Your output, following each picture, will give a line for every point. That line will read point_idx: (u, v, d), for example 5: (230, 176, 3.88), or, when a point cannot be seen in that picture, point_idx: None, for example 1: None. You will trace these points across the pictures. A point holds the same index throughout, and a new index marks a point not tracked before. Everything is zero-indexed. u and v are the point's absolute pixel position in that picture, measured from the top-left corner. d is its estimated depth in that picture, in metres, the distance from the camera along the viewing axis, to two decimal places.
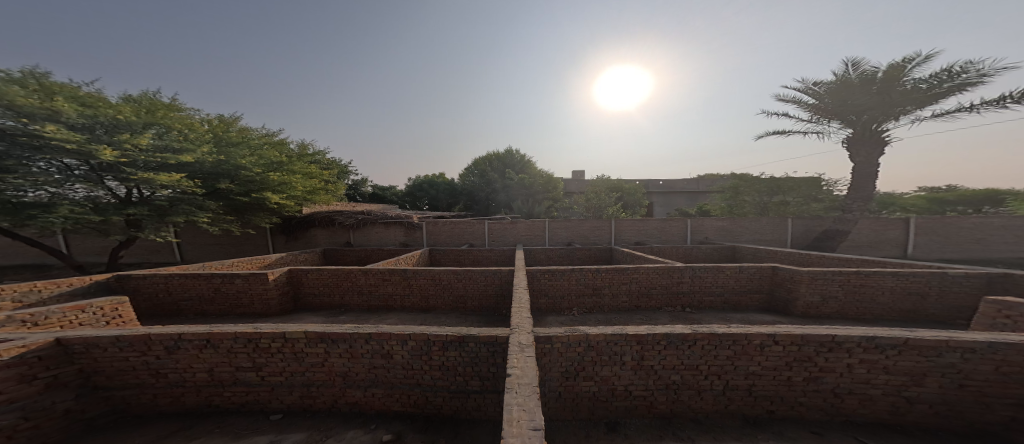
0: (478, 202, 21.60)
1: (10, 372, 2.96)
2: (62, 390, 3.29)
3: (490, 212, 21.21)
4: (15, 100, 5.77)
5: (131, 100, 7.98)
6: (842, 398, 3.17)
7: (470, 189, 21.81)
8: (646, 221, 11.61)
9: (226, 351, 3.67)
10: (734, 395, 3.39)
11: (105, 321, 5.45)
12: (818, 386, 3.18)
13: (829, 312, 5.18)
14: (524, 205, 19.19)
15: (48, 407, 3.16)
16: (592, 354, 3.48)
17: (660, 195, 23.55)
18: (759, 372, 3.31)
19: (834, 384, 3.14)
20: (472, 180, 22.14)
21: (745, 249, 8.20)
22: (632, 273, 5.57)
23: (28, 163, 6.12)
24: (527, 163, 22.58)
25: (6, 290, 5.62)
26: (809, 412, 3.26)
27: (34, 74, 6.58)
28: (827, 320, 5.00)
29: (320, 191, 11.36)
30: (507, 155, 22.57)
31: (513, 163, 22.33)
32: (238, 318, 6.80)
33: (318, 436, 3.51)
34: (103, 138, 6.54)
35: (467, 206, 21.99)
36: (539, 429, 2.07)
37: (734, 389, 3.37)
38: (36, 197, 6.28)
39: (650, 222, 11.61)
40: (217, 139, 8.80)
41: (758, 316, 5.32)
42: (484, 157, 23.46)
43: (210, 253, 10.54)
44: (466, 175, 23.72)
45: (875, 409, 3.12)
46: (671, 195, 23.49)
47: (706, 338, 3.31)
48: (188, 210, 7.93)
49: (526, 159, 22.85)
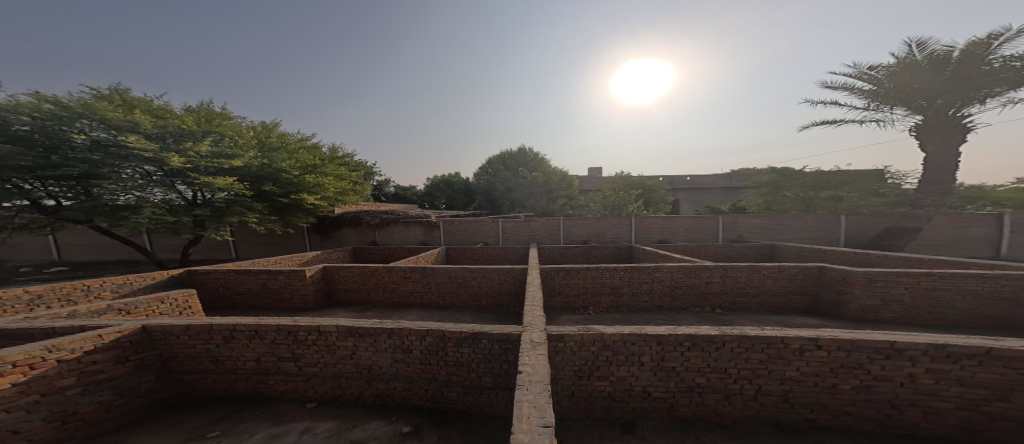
0: (491, 201, 21.88)
1: (109, 354, 3.50)
2: (145, 372, 3.80)
3: (503, 210, 21.41)
4: (106, 115, 7.00)
5: (193, 110, 9.29)
6: (901, 410, 2.72)
7: (483, 188, 22.15)
8: (670, 219, 10.99)
9: (270, 343, 4.03)
10: (767, 401, 3.05)
11: (178, 311, 6.31)
12: (870, 396, 2.76)
13: (890, 318, 4.49)
14: (537, 203, 19.08)
15: (136, 386, 3.68)
16: (608, 353, 3.32)
17: (686, 192, 22.31)
18: (797, 378, 2.94)
19: (890, 394, 2.71)
20: (486, 179, 22.49)
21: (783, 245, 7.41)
22: (653, 272, 5.28)
23: (119, 170, 7.27)
24: (540, 160, 22.52)
25: (106, 282, 6.63)
26: (858, 423, 2.84)
27: (118, 91, 7.97)
28: (888, 326, 4.33)
29: (350, 192, 12.19)
30: (520, 153, 22.76)
31: (526, 161, 22.41)
32: (280, 312, 7.46)
33: (345, 425, 3.69)
34: (171, 146, 7.64)
35: (480, 205, 22.35)
36: (549, 427, 2.04)
37: (768, 394, 3.03)
38: (126, 200, 7.41)
39: (674, 219, 11.01)
40: (263, 145, 9.82)
41: (800, 319, 4.76)
42: (497, 156, 23.82)
43: (258, 251, 11.73)
44: (480, 175, 24.19)
45: (943, 425, 2.64)
46: (700, 191, 22.10)
47: (735, 340, 3.03)
48: (240, 211, 8.88)
49: (539, 157, 22.83)
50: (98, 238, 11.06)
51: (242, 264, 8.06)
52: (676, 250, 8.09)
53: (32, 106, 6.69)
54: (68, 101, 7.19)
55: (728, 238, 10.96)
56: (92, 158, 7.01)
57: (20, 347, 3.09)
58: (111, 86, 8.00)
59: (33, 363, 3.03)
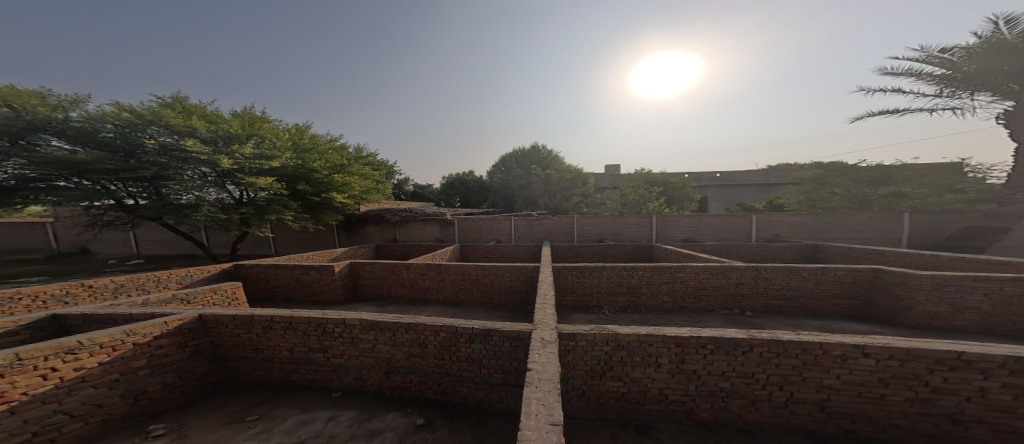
0: (503, 199, 21.86)
1: (172, 339, 3.75)
2: (199, 357, 4.01)
3: (516, 209, 21.31)
4: (170, 122, 8.02)
5: (239, 115, 10.27)
6: (966, 427, 2.35)
7: (496, 186, 22.09)
8: (697, 218, 10.47)
9: (302, 334, 4.15)
10: (798, 409, 2.75)
11: (228, 302, 6.99)
12: (926, 410, 2.42)
13: (961, 327, 4.01)
14: (550, 201, 18.69)
15: (192, 370, 3.91)
16: (622, 354, 3.12)
17: (715, 190, 20.92)
18: (837, 387, 2.61)
19: (953, 409, 2.34)
20: (499, 177, 22.63)
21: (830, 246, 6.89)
22: (675, 272, 5.01)
23: (182, 172, 8.36)
24: (553, 158, 22.36)
25: (171, 273, 7.36)
26: (908, 437, 2.51)
27: (179, 100, 9.08)
28: (958, 336, 3.86)
29: (374, 191, 12.79)
30: (533, 151, 22.74)
31: (539, 159, 22.32)
32: (310, 304, 7.97)
33: (365, 414, 3.77)
34: (222, 150, 8.55)
35: (493, 203, 22.34)
36: (557, 425, 1.99)
37: (800, 403, 2.73)
38: (188, 199, 8.46)
39: (701, 218, 10.47)
40: (297, 146, 10.54)
41: (847, 325, 4.38)
42: (511, 155, 23.81)
43: (293, 247, 12.67)
44: (493, 173, 24.28)
45: None
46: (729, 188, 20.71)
47: (765, 344, 2.75)
48: (279, 209, 9.66)
49: (553, 154, 22.67)
50: (168, 234, 12.67)
51: (281, 260, 8.78)
52: (697, 248, 7.70)
53: (115, 116, 7.87)
54: (140, 109, 8.34)
55: (762, 239, 10.17)
56: (161, 161, 8.10)
57: (105, 331, 3.42)
58: (173, 95, 9.19)
59: (114, 345, 3.34)
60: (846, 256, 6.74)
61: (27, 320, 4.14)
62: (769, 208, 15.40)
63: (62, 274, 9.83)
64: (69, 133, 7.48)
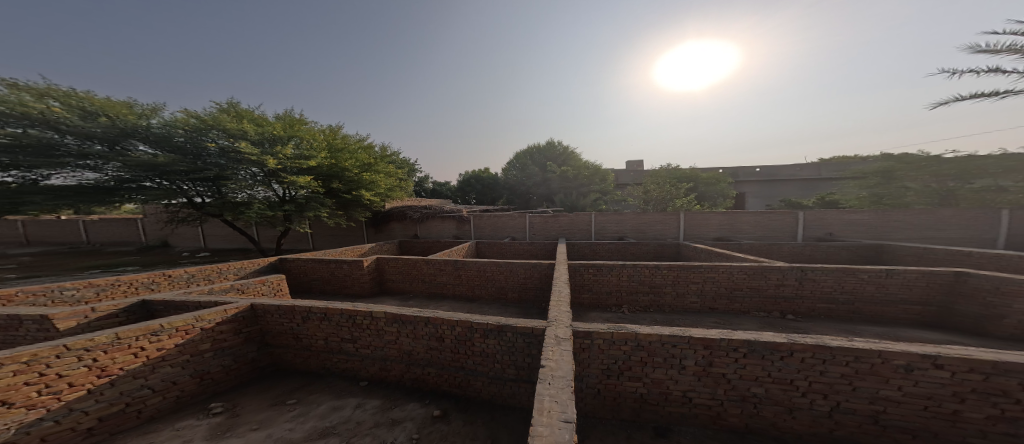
0: (519, 196, 21.67)
1: (228, 326, 3.89)
2: (250, 344, 4.13)
3: (532, 205, 21.16)
4: (227, 127, 9.04)
5: (281, 117, 11.02)
6: None
7: (511, 183, 21.99)
8: (732, 214, 9.62)
9: (335, 325, 4.14)
10: (845, 420, 2.44)
11: (273, 292, 7.65)
12: (1014, 431, 2.05)
13: None
14: (567, 197, 18.29)
15: (244, 355, 4.05)
16: (642, 354, 2.88)
17: (752, 185, 19.20)
18: (896, 399, 2.29)
19: None
20: (513, 174, 22.49)
21: (897, 246, 6.49)
22: (707, 273, 4.88)
23: (237, 172, 9.44)
24: (570, 154, 21.97)
25: (230, 266, 8.00)
26: None
27: (233, 105, 10.20)
28: None
29: (397, 189, 13.41)
30: (548, 147, 22.48)
31: (555, 155, 22.00)
32: (340, 296, 8.45)
33: (389, 403, 3.76)
34: (269, 151, 9.41)
35: (509, 199, 22.33)
36: (571, 423, 1.91)
37: (849, 413, 2.42)
38: (243, 197, 9.61)
39: (738, 215, 9.59)
40: (332, 146, 11.04)
41: (916, 333, 4.12)
42: (525, 151, 23.62)
43: (327, 242, 13.62)
44: (508, 170, 24.18)
45: None
46: (770, 184, 18.92)
47: (809, 350, 2.41)
48: (316, 206, 10.46)
49: (569, 151, 22.28)
50: (227, 229, 14.33)
51: (319, 254, 9.45)
52: (723, 245, 7.16)
53: (184, 121, 9.08)
54: (204, 115, 9.55)
55: (810, 238, 9.13)
56: (220, 163, 9.20)
57: (180, 315, 3.66)
58: (227, 101, 10.32)
59: (187, 329, 3.55)
60: (923, 258, 6.04)
61: (121, 305, 4.49)
62: (820, 205, 13.74)
63: (149, 264, 11.51)
64: (151, 137, 8.87)
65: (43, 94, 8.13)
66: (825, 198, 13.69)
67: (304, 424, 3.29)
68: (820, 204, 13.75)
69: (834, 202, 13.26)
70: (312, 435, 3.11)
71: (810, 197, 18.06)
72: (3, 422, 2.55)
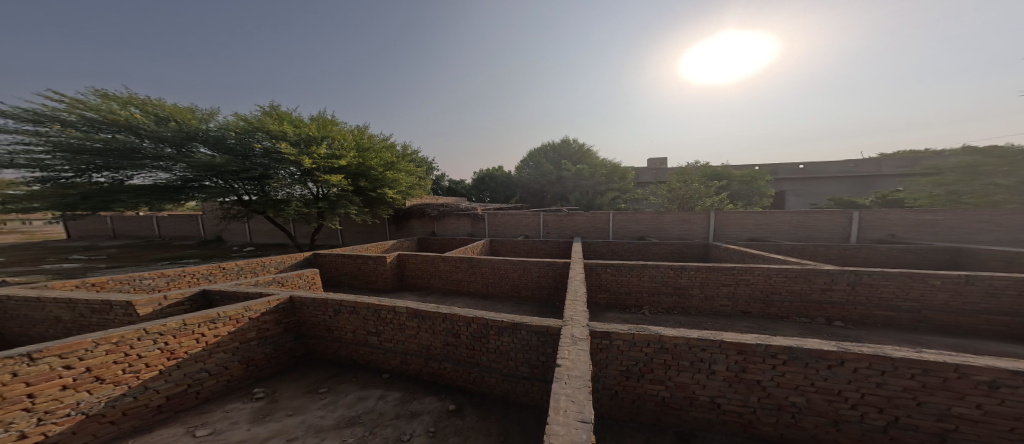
0: (533, 195, 21.16)
1: (270, 316, 4.11)
2: (287, 334, 4.32)
3: (545, 203, 20.60)
4: (270, 129, 9.89)
5: (315, 118, 11.63)
6: None
7: (524, 181, 21.54)
8: (770, 214, 8.87)
9: (362, 318, 4.27)
10: (902, 436, 2.14)
11: (310, 285, 8.05)
12: None
13: None
14: (582, 196, 17.66)
15: (283, 344, 4.24)
16: (666, 357, 2.69)
17: (794, 183, 17.53)
18: (972, 418, 1.97)
19: None
20: (527, 172, 22.15)
21: (982, 250, 5.80)
22: (739, 275, 4.64)
23: (278, 171, 10.30)
24: (584, 152, 21.53)
25: (272, 260, 8.61)
26: None
27: (276, 109, 11.10)
28: None
29: (417, 187, 13.88)
30: (562, 144, 22.17)
31: (569, 152, 21.62)
32: (363, 289, 8.87)
33: (408, 396, 3.82)
34: (305, 151, 10.12)
35: (522, 198, 21.92)
36: (588, 423, 1.82)
37: (909, 429, 2.11)
38: (283, 195, 10.48)
39: (775, 214, 8.85)
40: (360, 146, 11.47)
41: (999, 347, 3.58)
42: (540, 149, 23.19)
43: (355, 238, 14.39)
44: (521, 167, 23.82)
45: None
46: (817, 181, 17.14)
47: (866, 360, 2.12)
48: (345, 203, 11.08)
49: (584, 148, 21.82)
50: (269, 226, 15.68)
51: (347, 250, 9.92)
52: (754, 246, 6.76)
53: (236, 125, 10.14)
54: (251, 118, 10.53)
55: (868, 240, 8.18)
56: (264, 162, 10.17)
57: (231, 304, 3.89)
58: (269, 104, 11.26)
59: (238, 318, 3.77)
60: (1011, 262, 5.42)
61: (187, 293, 4.72)
62: (879, 204, 12.21)
63: (208, 257, 12.86)
64: (210, 141, 9.98)
65: (127, 102, 9.52)
66: (885, 196, 12.23)
67: (333, 411, 3.44)
68: (879, 203, 12.26)
69: (896, 201, 11.77)
70: (338, 424, 3.23)
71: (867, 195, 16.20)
72: (96, 395, 2.89)
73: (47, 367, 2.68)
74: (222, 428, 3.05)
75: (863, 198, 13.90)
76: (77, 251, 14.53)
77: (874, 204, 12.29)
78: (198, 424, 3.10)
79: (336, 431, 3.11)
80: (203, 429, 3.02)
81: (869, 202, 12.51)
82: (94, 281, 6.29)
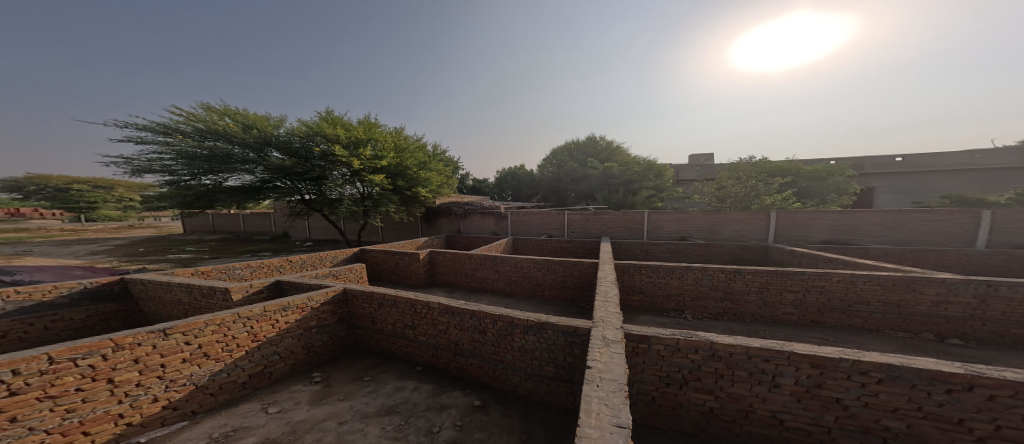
0: (555, 193, 20.87)
1: (328, 306, 4.41)
2: (339, 323, 4.59)
3: (568, 203, 20.25)
4: (327, 133, 10.59)
5: (362, 121, 12.29)
6: None
7: (547, 179, 21.24)
8: (854, 214, 8.04)
9: (401, 312, 4.44)
10: None
11: (358, 278, 8.52)
12: None
13: None
14: (610, 194, 17.02)
15: (336, 333, 4.52)
16: (719, 366, 2.51)
17: (886, 178, 16.06)
18: None
19: None
20: (549, 171, 21.84)
21: None
22: (815, 281, 4.33)
23: (332, 172, 11.05)
24: (611, 149, 20.97)
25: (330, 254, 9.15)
26: None
27: (331, 114, 11.87)
28: None
29: (444, 186, 14.24)
30: (586, 142, 21.74)
31: (593, 150, 21.21)
32: (395, 283, 9.29)
33: (439, 389, 3.90)
34: (354, 153, 10.70)
35: (544, 197, 21.70)
36: (623, 428, 1.73)
37: None
38: (338, 195, 11.30)
39: (858, 214, 8.00)
40: (398, 147, 12.03)
41: None
42: (563, 147, 22.80)
43: (391, 235, 15.10)
44: (544, 166, 23.55)
45: None
46: (915, 176, 15.62)
47: (1008, 386, 1.82)
48: (386, 202, 11.61)
49: (611, 145, 21.18)
50: (321, 222, 17.08)
51: (385, 246, 10.38)
52: (828, 251, 6.26)
53: (300, 130, 11.00)
54: (312, 123, 11.34)
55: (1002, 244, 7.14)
56: (322, 164, 10.97)
57: (297, 294, 4.22)
58: (326, 110, 12.11)
59: (304, 307, 4.08)
60: None
61: (267, 282, 5.15)
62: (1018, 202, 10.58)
63: (280, 250, 14.17)
64: (281, 145, 10.96)
65: (223, 113, 10.78)
66: None
67: (375, 399, 3.60)
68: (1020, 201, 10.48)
69: None
70: (380, 411, 3.37)
71: (999, 192, 14.06)
72: (203, 369, 3.27)
73: (174, 342, 3.12)
74: (288, 408, 3.31)
75: (993, 196, 11.98)
76: (166, 243, 16.89)
77: (1010, 202, 10.63)
78: (270, 402, 3.40)
79: (377, 418, 3.25)
80: (273, 407, 3.30)
81: (1005, 200, 10.83)
82: (203, 270, 7.11)
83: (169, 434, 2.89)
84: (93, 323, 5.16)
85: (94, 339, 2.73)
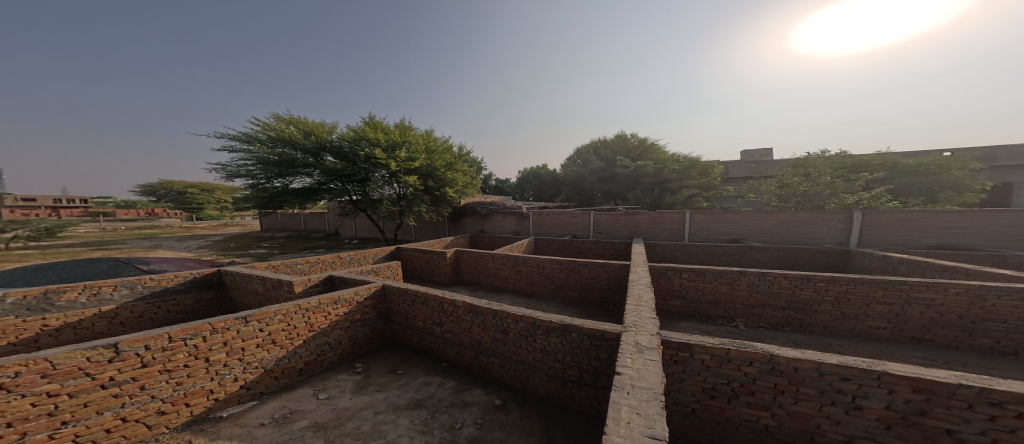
0: (581, 193, 20.46)
1: (370, 301, 4.50)
2: (377, 318, 4.67)
3: (594, 203, 19.78)
4: (371, 137, 11.01)
5: (398, 125, 12.72)
6: None
7: (571, 179, 20.87)
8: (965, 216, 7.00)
9: (432, 310, 4.44)
10: None
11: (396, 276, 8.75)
12: None
13: None
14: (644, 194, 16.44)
15: (374, 327, 4.60)
16: (781, 381, 2.24)
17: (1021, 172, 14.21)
18: None
19: None
20: (574, 170, 21.29)
21: None
22: (917, 293, 3.84)
23: (372, 173, 11.52)
24: (642, 146, 20.08)
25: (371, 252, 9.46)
26: None
27: (372, 119, 12.40)
28: None
29: (469, 186, 14.35)
30: (613, 140, 21.02)
31: (620, 149, 20.51)
32: (423, 280, 9.48)
33: (461, 386, 3.84)
34: (392, 156, 11.10)
35: (568, 197, 21.36)
36: (658, 440, 1.54)
37: None
38: (380, 196, 11.80)
39: (968, 216, 6.98)
40: (429, 149, 12.32)
41: None
42: (589, 146, 22.25)
43: (422, 234, 15.48)
44: (566, 165, 23.09)
45: None
46: None
47: None
48: (418, 202, 11.90)
49: (642, 143, 20.39)
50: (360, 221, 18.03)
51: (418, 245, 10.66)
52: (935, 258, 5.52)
53: (348, 135, 11.52)
54: (358, 128, 11.89)
55: None
56: (365, 166, 11.45)
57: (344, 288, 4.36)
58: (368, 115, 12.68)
59: (351, 301, 4.20)
60: None
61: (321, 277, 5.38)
62: None
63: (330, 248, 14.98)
64: (334, 150, 11.56)
65: (289, 121, 11.44)
66: None
67: (407, 392, 3.61)
68: None
69: None
70: (410, 404, 3.36)
71: None
72: (272, 354, 3.45)
73: (253, 328, 3.30)
74: (333, 395, 3.40)
75: None
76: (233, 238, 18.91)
77: None
78: (320, 388, 3.51)
79: (408, 411, 3.24)
80: (324, 393, 3.41)
81: None
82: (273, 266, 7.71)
83: (245, 412, 3.05)
84: (198, 307, 5.67)
85: (199, 321, 3.00)
